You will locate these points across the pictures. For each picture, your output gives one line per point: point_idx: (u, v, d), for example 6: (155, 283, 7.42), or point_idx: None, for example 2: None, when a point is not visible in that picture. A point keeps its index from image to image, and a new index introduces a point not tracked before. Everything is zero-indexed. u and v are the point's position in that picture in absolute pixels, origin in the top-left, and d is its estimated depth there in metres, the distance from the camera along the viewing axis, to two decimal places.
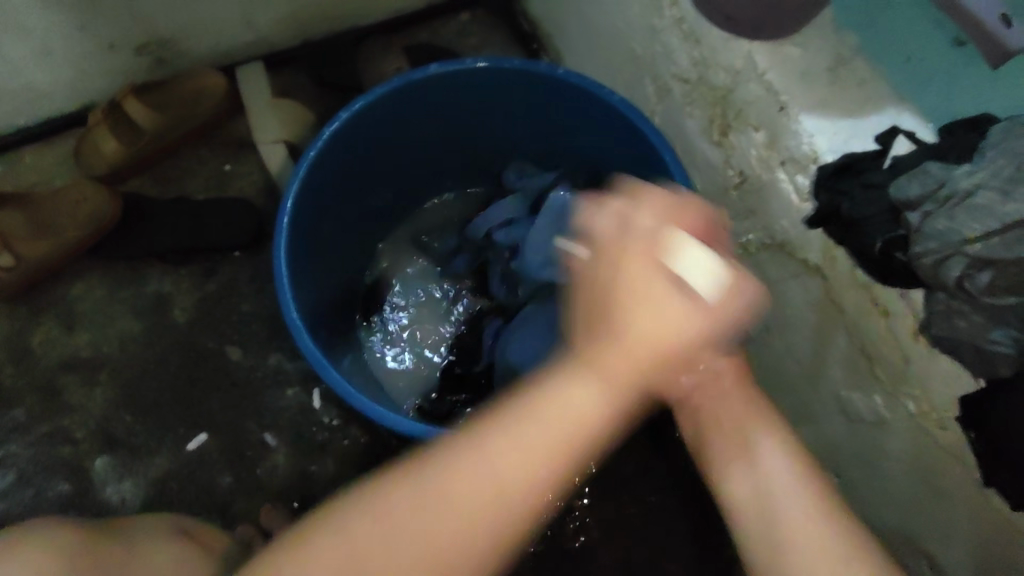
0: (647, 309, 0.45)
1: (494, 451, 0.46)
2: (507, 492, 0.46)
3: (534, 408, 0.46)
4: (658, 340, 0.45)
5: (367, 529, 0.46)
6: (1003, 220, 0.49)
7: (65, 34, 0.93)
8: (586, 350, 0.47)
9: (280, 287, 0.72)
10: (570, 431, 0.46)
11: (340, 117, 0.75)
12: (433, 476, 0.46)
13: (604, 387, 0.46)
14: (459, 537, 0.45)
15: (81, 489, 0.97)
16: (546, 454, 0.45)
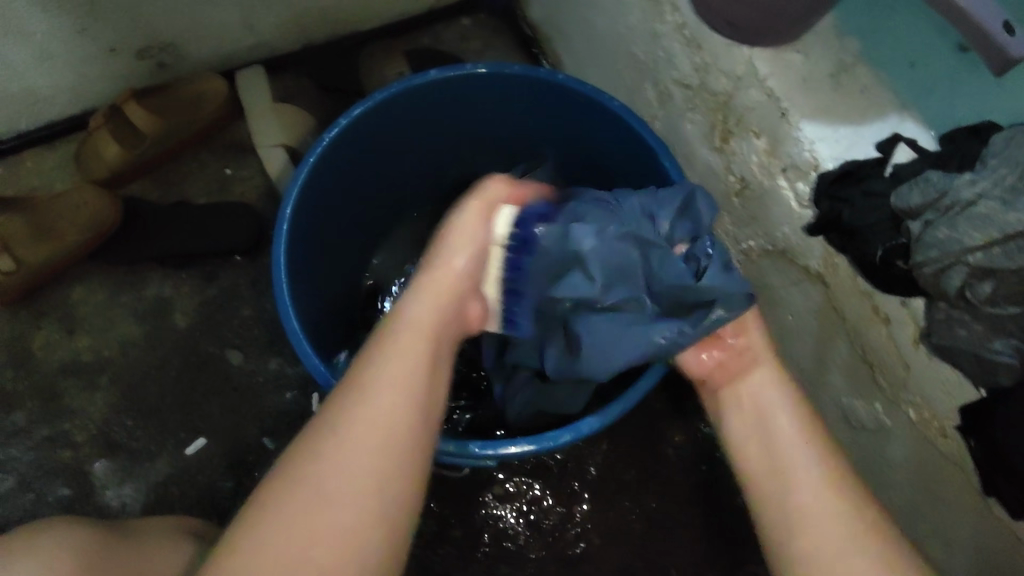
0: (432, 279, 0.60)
1: (361, 380, 0.53)
2: (385, 419, 0.52)
3: (399, 331, 0.57)
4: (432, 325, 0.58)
5: (280, 504, 0.48)
6: (1003, 230, 0.48)
7: (67, 38, 0.93)
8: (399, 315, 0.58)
9: (278, 293, 0.72)
10: (418, 356, 0.55)
11: (341, 122, 0.74)
12: (325, 428, 0.51)
13: (431, 301, 0.59)
14: (352, 471, 0.49)
15: (81, 494, 0.96)
16: (406, 374, 0.54)
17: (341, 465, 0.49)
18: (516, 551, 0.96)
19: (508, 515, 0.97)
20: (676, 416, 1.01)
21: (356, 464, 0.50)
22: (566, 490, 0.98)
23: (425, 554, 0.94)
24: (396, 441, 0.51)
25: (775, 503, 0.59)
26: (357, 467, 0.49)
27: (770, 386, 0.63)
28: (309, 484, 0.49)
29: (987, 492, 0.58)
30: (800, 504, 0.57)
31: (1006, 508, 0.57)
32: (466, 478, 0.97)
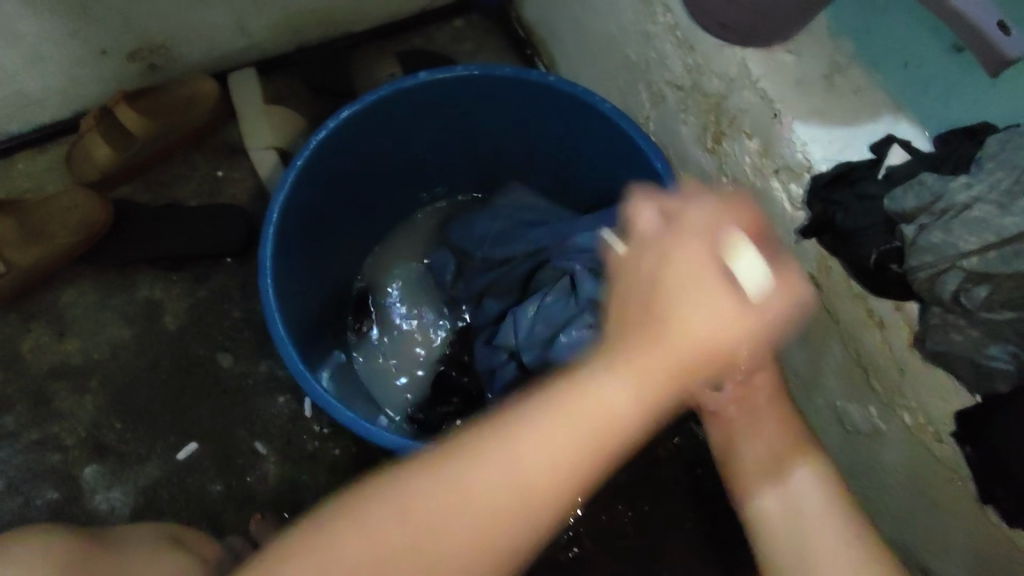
0: (695, 292, 0.48)
1: (534, 435, 0.45)
2: (548, 489, 0.44)
3: (580, 402, 0.45)
4: (706, 344, 0.47)
5: (405, 515, 0.44)
6: (999, 234, 0.47)
7: (57, 40, 0.92)
8: (622, 347, 0.47)
9: (264, 297, 0.71)
10: (595, 437, 0.45)
11: (329, 125, 0.74)
12: (477, 455, 0.45)
13: (638, 386, 0.46)
14: (494, 522, 0.44)
15: (70, 498, 0.96)
16: (572, 457, 0.45)
17: (462, 522, 0.44)
18: None
19: None
20: (671, 420, 1.00)
21: (470, 534, 0.44)
22: None
23: None
24: (517, 514, 0.44)
25: (790, 543, 0.54)
26: (471, 538, 0.44)
27: (774, 429, 0.63)
28: (442, 514, 0.44)
29: (984, 500, 0.57)
30: (811, 543, 0.54)
31: (1003, 517, 0.56)
32: None
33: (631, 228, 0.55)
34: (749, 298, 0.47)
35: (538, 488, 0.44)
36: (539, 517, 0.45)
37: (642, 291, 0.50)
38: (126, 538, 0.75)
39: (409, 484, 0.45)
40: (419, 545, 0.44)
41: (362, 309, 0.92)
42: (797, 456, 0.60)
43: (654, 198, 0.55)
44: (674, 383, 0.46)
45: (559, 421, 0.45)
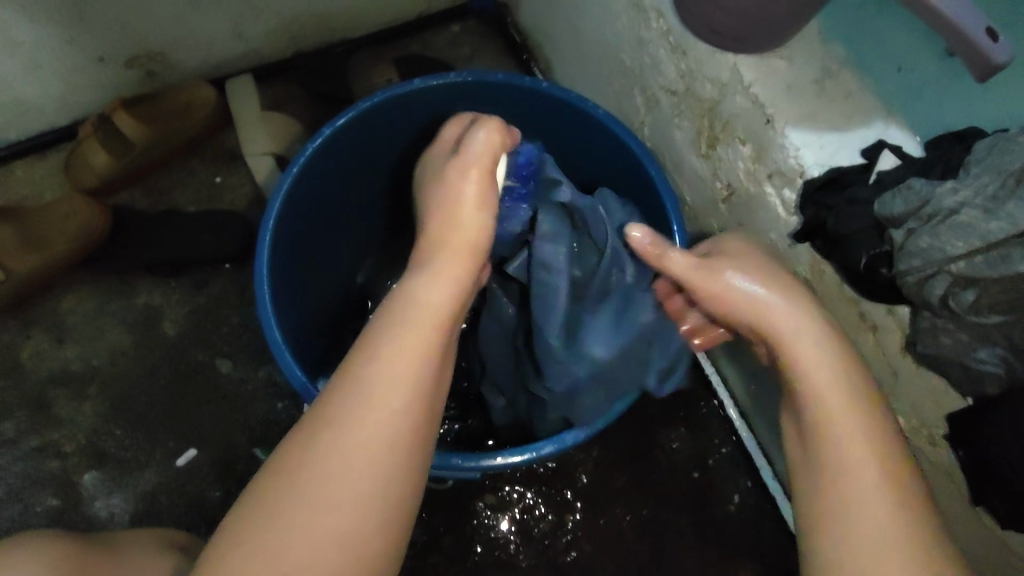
0: (445, 205, 0.62)
1: (380, 332, 0.52)
2: (417, 355, 0.51)
3: (402, 302, 0.55)
4: (474, 241, 0.60)
5: (322, 434, 0.47)
6: (985, 239, 0.48)
7: (54, 47, 0.93)
8: (431, 261, 0.59)
9: (260, 305, 0.71)
10: (432, 316, 0.54)
11: (325, 131, 0.74)
12: (351, 377, 0.50)
13: (439, 277, 0.57)
14: (385, 424, 0.48)
15: (69, 505, 0.96)
16: (422, 329, 0.53)
17: (350, 439, 0.47)
18: (507, 561, 0.95)
19: (500, 522, 0.96)
20: (669, 423, 1.01)
21: (366, 444, 0.47)
22: (557, 498, 0.98)
23: (416, 563, 0.94)
24: (404, 427, 0.48)
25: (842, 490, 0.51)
26: (367, 448, 0.47)
27: (828, 384, 0.56)
28: (345, 417, 0.47)
29: (976, 501, 0.57)
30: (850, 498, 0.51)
31: (994, 518, 0.56)
32: (456, 488, 0.97)
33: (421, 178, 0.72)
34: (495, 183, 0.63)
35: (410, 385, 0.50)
36: (416, 392, 0.50)
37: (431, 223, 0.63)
38: (126, 542, 0.75)
39: (298, 425, 0.49)
40: (344, 460, 0.46)
41: (361, 316, 0.94)
42: (834, 402, 0.55)
43: (491, 124, 0.65)
44: (471, 261, 0.60)
45: (392, 323, 0.53)
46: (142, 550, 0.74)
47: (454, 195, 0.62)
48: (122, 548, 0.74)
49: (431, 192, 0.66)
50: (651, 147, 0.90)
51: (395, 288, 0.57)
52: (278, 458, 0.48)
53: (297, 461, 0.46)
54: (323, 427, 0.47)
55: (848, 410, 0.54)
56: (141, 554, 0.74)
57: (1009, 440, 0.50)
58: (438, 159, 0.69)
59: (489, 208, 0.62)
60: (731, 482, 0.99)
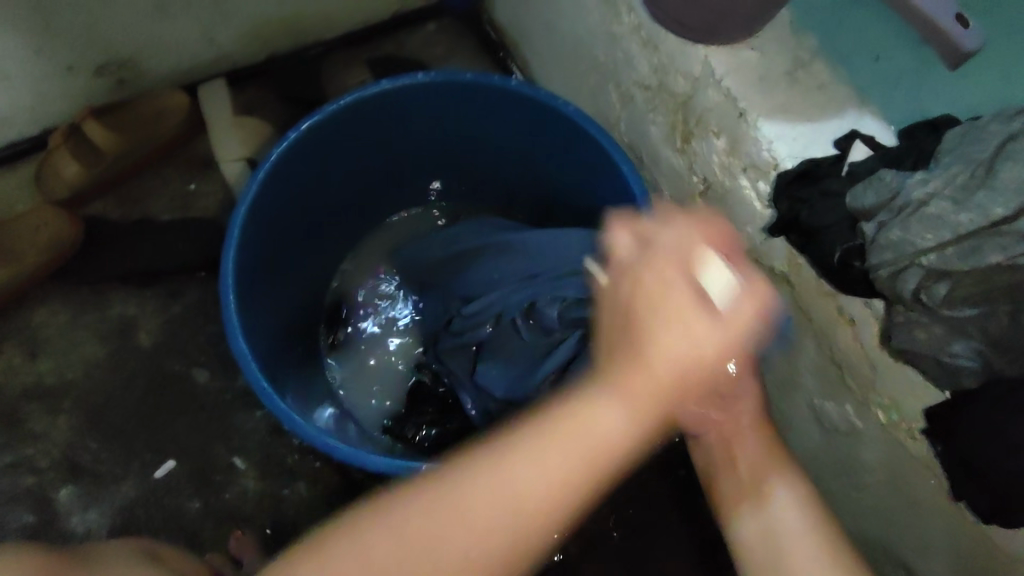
0: (682, 331, 0.51)
1: (529, 452, 0.51)
2: (564, 486, 0.50)
3: (578, 427, 0.51)
4: (681, 374, 0.52)
5: (453, 491, 0.51)
6: (955, 230, 0.46)
7: (21, 57, 0.91)
8: (617, 376, 0.52)
9: (226, 315, 0.70)
10: (591, 450, 0.50)
11: (289, 136, 0.73)
12: (496, 463, 0.51)
13: (631, 418, 0.51)
14: (511, 521, 0.50)
15: (45, 521, 0.94)
16: (583, 460, 0.50)
17: (470, 517, 0.50)
18: None
19: None
20: None
21: (484, 532, 0.50)
22: None
23: None
24: (532, 524, 0.50)
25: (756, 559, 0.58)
26: (484, 537, 0.50)
27: (757, 453, 0.64)
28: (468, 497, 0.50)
29: (956, 497, 0.56)
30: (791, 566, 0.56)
31: (975, 514, 0.55)
32: None
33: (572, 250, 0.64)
34: (716, 304, 0.53)
35: (535, 509, 0.50)
36: (554, 506, 0.50)
37: (626, 319, 0.54)
38: (98, 551, 0.74)
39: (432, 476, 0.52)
40: (455, 531, 0.50)
41: (336, 322, 0.92)
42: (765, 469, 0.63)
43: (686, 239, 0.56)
44: (650, 427, 0.52)
45: (558, 437, 0.51)
46: (114, 560, 0.73)
47: (655, 292, 0.53)
48: (96, 557, 0.72)
49: (627, 289, 0.55)
50: (627, 143, 0.89)
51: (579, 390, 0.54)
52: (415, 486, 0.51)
53: (431, 506, 0.50)
54: (458, 492, 0.50)
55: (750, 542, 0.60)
56: (118, 562, 0.73)
57: (988, 434, 0.49)
58: (626, 258, 0.56)
59: (694, 363, 0.51)
60: None
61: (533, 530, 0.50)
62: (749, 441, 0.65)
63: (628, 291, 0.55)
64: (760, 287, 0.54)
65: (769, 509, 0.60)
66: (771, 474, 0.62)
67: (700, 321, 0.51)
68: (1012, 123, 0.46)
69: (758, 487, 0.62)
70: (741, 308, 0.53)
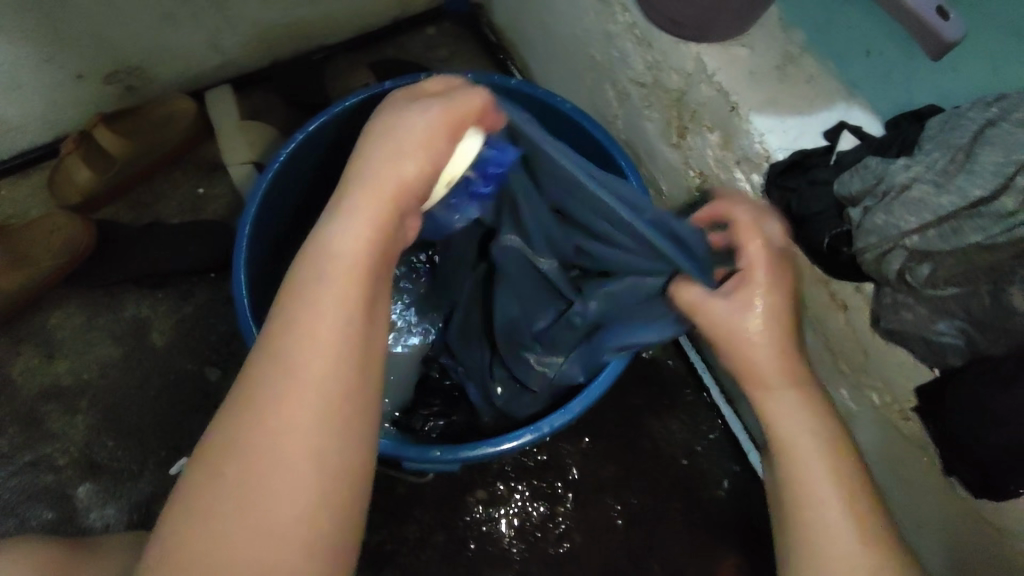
0: (390, 148, 0.50)
1: (287, 312, 0.45)
2: (330, 332, 0.44)
3: (306, 262, 0.47)
4: (402, 184, 0.49)
5: (245, 407, 0.42)
6: (936, 213, 0.49)
7: (33, 66, 0.94)
8: (345, 200, 0.49)
9: (238, 310, 0.71)
10: (345, 274, 0.46)
11: (296, 138, 0.75)
12: (257, 365, 0.44)
13: (366, 216, 0.48)
14: (307, 396, 0.42)
15: (64, 518, 0.97)
16: (340, 276, 0.46)
17: (274, 425, 0.42)
18: (500, 554, 0.96)
19: (491, 517, 0.97)
20: (655, 411, 1.02)
21: (294, 424, 0.42)
22: (547, 492, 0.98)
23: (411, 560, 0.95)
24: (334, 390, 0.43)
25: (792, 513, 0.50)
26: (298, 428, 0.42)
27: (799, 421, 0.52)
28: (274, 396, 0.42)
29: (947, 472, 0.58)
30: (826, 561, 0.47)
31: (966, 488, 0.57)
32: (449, 483, 0.98)
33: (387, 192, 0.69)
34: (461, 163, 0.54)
35: (325, 349, 0.44)
36: (352, 338, 0.45)
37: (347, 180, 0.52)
38: (115, 542, 0.76)
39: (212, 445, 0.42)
40: (291, 448, 0.41)
41: None
42: (810, 452, 0.51)
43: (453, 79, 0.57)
44: (401, 210, 0.49)
45: (301, 290, 0.45)
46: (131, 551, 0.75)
47: (371, 144, 0.51)
48: (114, 549, 0.74)
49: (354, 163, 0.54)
50: (625, 140, 0.91)
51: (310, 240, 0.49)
52: (209, 452, 0.42)
53: (229, 448, 0.42)
54: (257, 413, 0.42)
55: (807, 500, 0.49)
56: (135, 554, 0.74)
57: (972, 411, 0.51)
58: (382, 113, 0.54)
59: (429, 168, 0.51)
60: (718, 467, 1.00)
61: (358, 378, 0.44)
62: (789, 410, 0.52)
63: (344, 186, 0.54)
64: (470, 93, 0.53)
65: (796, 478, 0.50)
66: (811, 441, 0.51)
67: (428, 168, 0.51)
68: (989, 110, 0.49)
69: (795, 464, 0.51)
70: (468, 112, 0.52)
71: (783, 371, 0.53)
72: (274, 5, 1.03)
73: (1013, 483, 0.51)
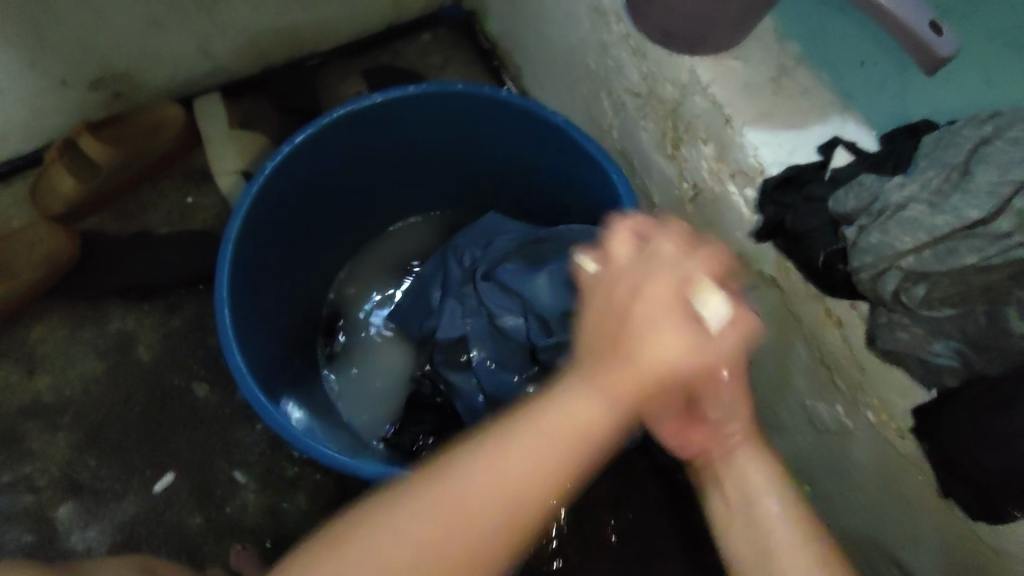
0: (654, 327, 0.46)
1: (524, 453, 0.45)
2: (534, 486, 0.45)
3: (548, 418, 0.46)
4: (668, 370, 0.46)
5: (406, 517, 0.44)
6: (932, 233, 0.48)
7: (17, 72, 0.92)
8: (598, 368, 0.47)
9: (221, 327, 0.70)
10: (570, 445, 0.45)
11: (283, 148, 0.74)
12: (439, 480, 0.45)
13: (608, 397, 0.46)
14: (467, 530, 0.44)
15: (44, 540, 0.94)
16: (562, 442, 0.45)
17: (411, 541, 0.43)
18: None
19: None
20: None
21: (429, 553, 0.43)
22: None
23: None
24: (497, 527, 0.44)
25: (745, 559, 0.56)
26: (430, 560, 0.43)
27: (756, 469, 0.59)
28: (410, 513, 0.44)
29: (943, 493, 0.57)
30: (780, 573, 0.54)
31: (960, 508, 0.56)
32: None
33: (602, 249, 0.53)
34: (708, 330, 0.46)
35: (506, 506, 0.45)
36: (547, 485, 0.45)
37: (608, 318, 0.48)
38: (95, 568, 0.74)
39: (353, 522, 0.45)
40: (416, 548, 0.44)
41: (332, 332, 0.94)
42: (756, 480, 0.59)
43: (634, 223, 0.53)
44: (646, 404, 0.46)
45: (530, 434, 0.46)
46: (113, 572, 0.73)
47: (647, 323, 0.46)
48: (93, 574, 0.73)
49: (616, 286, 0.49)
50: (620, 150, 0.90)
51: (551, 386, 0.49)
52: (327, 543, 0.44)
53: (375, 527, 0.44)
54: (400, 515, 0.44)
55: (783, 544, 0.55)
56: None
57: (966, 433, 0.51)
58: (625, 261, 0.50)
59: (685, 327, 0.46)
60: None
61: (538, 502, 0.45)
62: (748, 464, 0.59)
63: (599, 298, 0.50)
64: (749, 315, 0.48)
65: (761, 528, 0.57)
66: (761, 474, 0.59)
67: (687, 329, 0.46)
68: (984, 127, 0.48)
69: (749, 499, 0.58)
70: (732, 336, 0.47)
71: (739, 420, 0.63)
72: (264, 10, 1.02)
73: (1008, 504, 0.50)
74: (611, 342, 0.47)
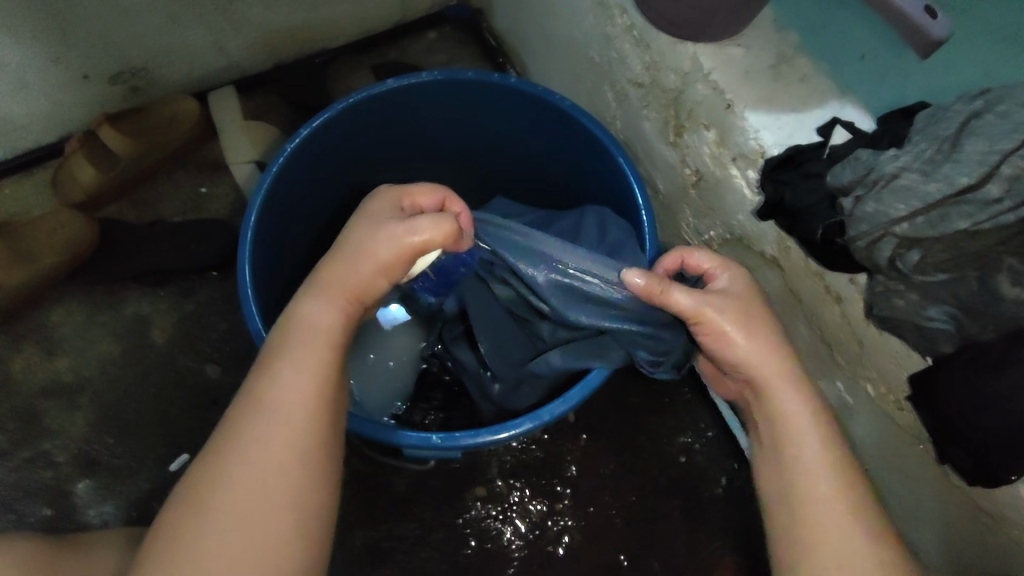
0: (364, 232, 0.59)
1: (287, 361, 0.54)
2: (304, 391, 0.53)
3: (296, 330, 0.56)
4: (373, 258, 0.58)
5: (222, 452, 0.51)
6: (924, 200, 0.50)
7: (39, 67, 0.95)
8: (324, 284, 0.58)
9: (243, 300, 0.71)
10: (322, 336, 0.56)
11: (301, 132, 0.76)
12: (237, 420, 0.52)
13: (330, 298, 0.58)
14: (276, 447, 0.51)
15: (63, 513, 0.97)
16: (319, 346, 0.55)
17: (240, 463, 0.50)
18: (499, 552, 0.96)
19: (491, 514, 0.97)
20: (653, 409, 1.03)
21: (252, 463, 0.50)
22: (547, 489, 0.99)
23: (410, 557, 0.95)
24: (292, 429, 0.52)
25: (779, 515, 0.55)
26: (257, 470, 0.50)
27: (794, 405, 0.56)
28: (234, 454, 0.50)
29: (940, 460, 0.59)
30: (810, 514, 0.53)
31: (959, 475, 0.58)
32: (446, 481, 0.99)
33: None
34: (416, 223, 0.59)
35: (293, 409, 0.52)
36: (313, 394, 0.53)
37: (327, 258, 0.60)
38: (93, 536, 0.76)
39: (188, 485, 0.51)
40: (253, 467, 0.50)
41: None
42: (792, 421, 0.56)
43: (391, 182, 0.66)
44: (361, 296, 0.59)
45: (291, 347, 0.55)
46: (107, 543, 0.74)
47: (348, 245, 0.59)
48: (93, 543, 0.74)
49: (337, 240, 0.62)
50: (624, 140, 0.92)
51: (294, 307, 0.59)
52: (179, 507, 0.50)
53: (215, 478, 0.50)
54: (230, 450, 0.51)
55: (836, 492, 0.53)
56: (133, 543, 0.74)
57: (961, 397, 0.52)
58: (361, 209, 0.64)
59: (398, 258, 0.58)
60: (716, 465, 1.01)
61: (318, 403, 0.53)
62: (801, 440, 0.55)
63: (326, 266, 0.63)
64: (444, 215, 0.59)
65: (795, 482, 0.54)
66: (809, 449, 0.55)
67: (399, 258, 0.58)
68: (975, 103, 0.51)
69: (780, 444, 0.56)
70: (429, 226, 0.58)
71: (768, 360, 0.57)
72: (278, 8, 1.05)
73: (1004, 468, 0.52)
74: (326, 273, 0.59)
